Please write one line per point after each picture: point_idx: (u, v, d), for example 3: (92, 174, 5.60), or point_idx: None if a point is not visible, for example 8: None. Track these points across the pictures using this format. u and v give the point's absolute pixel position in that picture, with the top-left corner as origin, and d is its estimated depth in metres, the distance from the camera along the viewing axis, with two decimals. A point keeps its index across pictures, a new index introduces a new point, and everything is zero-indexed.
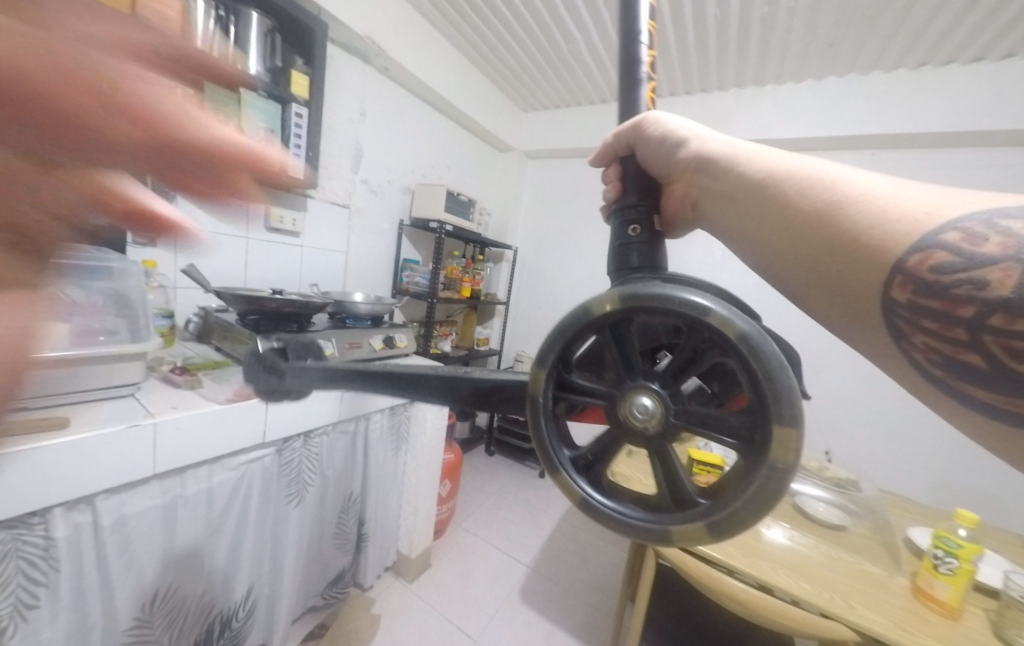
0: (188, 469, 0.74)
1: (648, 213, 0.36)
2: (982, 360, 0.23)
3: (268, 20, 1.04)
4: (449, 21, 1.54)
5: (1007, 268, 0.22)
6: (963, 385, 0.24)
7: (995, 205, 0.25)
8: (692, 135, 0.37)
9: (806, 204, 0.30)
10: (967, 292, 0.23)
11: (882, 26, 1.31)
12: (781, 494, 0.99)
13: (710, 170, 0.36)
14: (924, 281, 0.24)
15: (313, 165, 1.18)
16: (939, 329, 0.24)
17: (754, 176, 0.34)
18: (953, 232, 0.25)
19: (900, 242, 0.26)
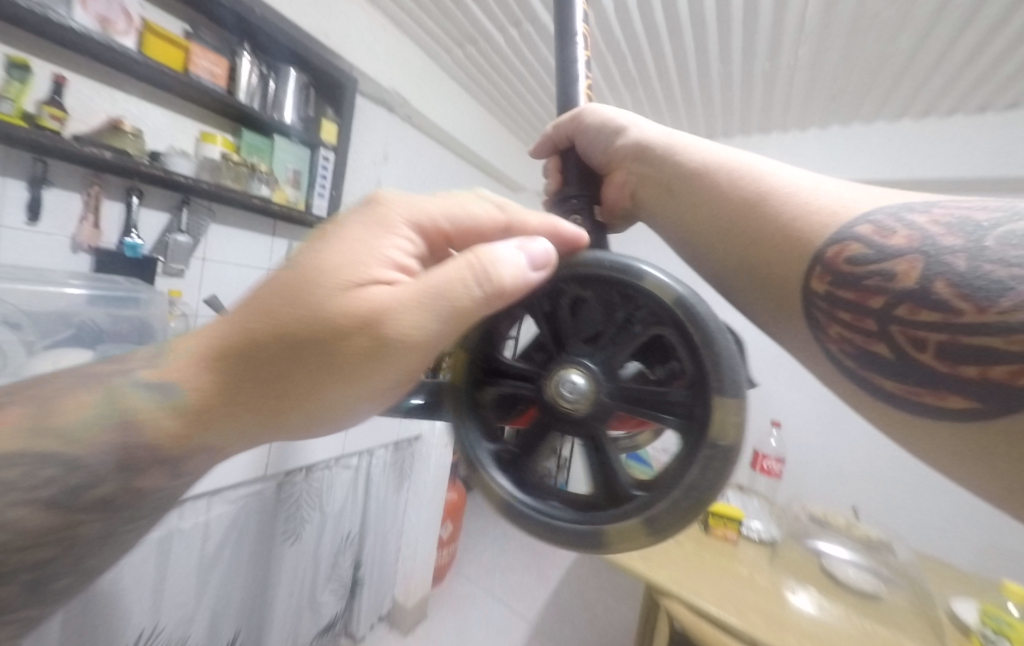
0: (188, 501, 0.73)
1: (586, 203, 0.51)
2: (889, 351, 0.27)
3: (304, 76, 1.14)
4: (468, 75, 1.66)
5: (912, 261, 0.26)
6: (873, 375, 0.28)
7: (900, 202, 0.30)
8: (632, 129, 0.51)
9: (731, 194, 0.39)
10: (878, 283, 0.27)
11: (883, 80, 1.36)
12: (806, 555, 0.92)
13: (644, 157, 0.49)
14: (840, 273, 0.29)
15: (335, 204, 1.25)
16: (852, 320, 0.28)
17: (684, 162, 0.45)
18: (866, 226, 0.29)
19: (823, 231, 0.31)
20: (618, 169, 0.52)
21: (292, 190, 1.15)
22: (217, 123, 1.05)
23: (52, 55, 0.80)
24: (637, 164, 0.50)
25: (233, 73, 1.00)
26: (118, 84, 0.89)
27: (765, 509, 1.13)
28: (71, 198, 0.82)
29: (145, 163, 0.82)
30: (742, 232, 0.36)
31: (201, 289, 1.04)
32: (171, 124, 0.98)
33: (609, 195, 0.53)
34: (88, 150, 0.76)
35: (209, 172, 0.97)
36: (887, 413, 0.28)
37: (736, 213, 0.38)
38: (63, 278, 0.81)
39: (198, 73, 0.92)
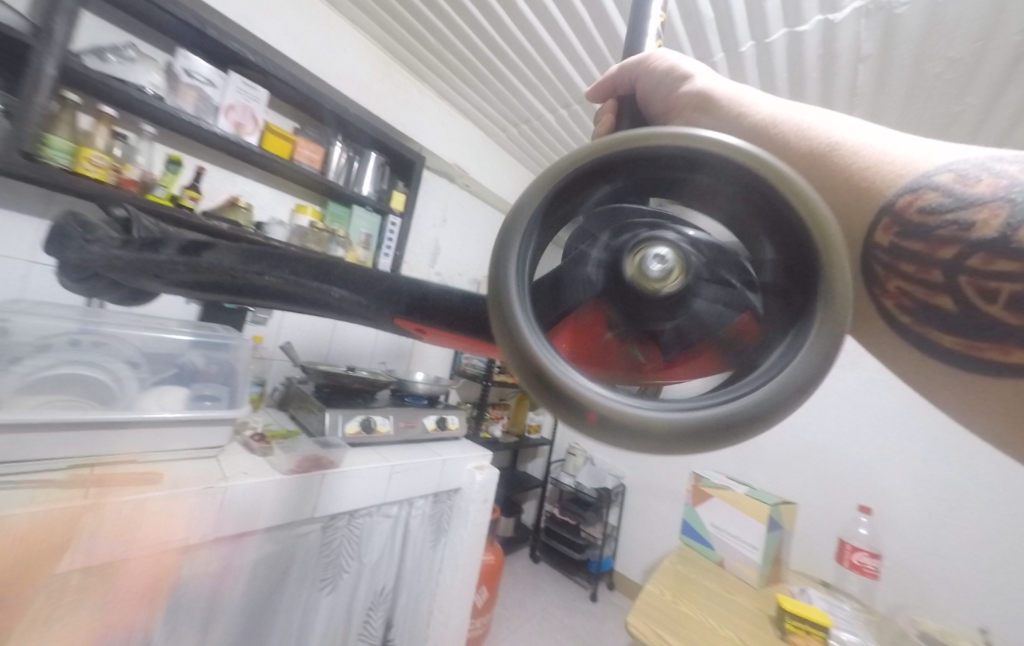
0: (242, 538, 0.77)
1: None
2: (952, 303, 0.22)
3: (381, 156, 1.34)
4: (522, 149, 1.83)
5: (995, 207, 0.22)
6: (926, 330, 0.24)
7: (988, 151, 0.24)
8: (696, 70, 0.34)
9: (798, 147, 0.28)
10: (952, 232, 0.22)
11: (955, 134, 1.29)
12: None
13: (709, 111, 0.33)
14: (908, 222, 0.24)
15: (398, 261, 1.38)
16: (912, 271, 0.23)
17: (757, 118, 0.31)
18: (946, 173, 0.24)
19: (893, 183, 0.25)
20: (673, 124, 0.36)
21: (363, 251, 1.30)
22: (308, 196, 1.24)
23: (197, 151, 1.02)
24: (701, 117, 0.33)
25: (325, 159, 1.20)
26: (239, 169, 1.10)
27: (858, 617, 0.93)
28: None
29: (250, 231, 0.99)
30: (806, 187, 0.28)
31: (278, 335, 1.20)
32: (275, 199, 1.18)
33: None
34: (212, 222, 0.94)
35: (298, 237, 1.14)
36: (939, 374, 0.26)
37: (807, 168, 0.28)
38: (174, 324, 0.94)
39: (300, 159, 1.12)
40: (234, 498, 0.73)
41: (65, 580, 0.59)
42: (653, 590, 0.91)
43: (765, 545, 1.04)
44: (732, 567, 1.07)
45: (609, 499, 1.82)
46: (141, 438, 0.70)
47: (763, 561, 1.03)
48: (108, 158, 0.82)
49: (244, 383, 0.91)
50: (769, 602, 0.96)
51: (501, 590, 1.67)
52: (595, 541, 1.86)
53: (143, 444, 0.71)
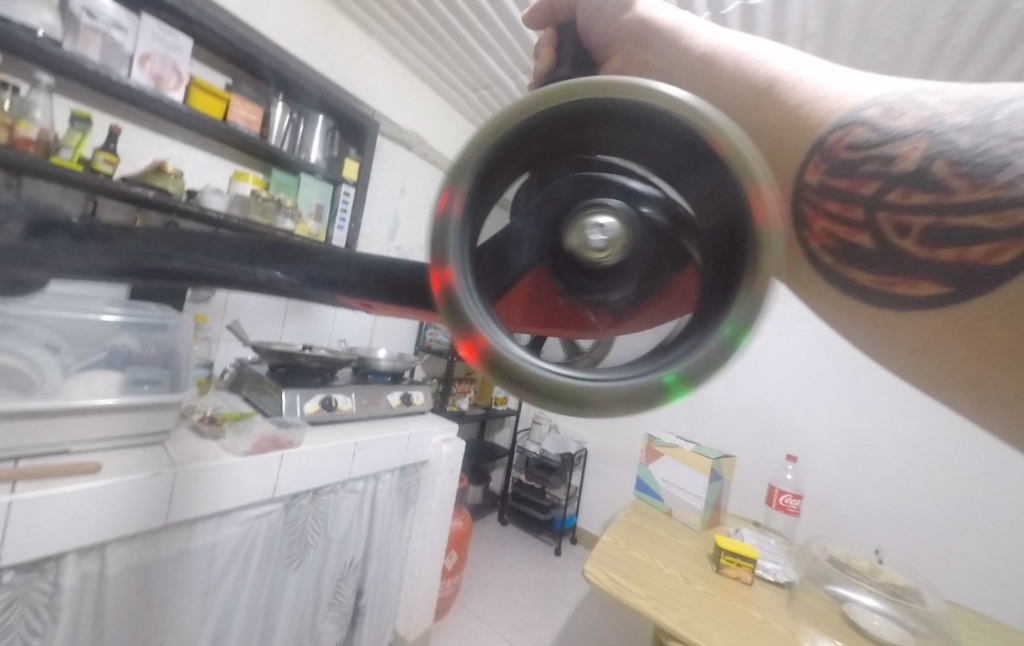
0: (197, 522, 0.75)
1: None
2: (870, 242, 0.27)
3: (330, 120, 1.25)
4: (483, 116, 1.76)
5: (918, 140, 0.26)
6: (847, 274, 0.28)
7: (907, 86, 0.29)
8: (640, 3, 0.40)
9: (740, 82, 0.34)
10: (877, 167, 0.26)
11: None
12: (826, 599, 0.86)
13: (646, 42, 0.39)
14: (837, 158, 0.28)
15: (354, 234, 1.33)
16: (836, 209, 0.28)
17: (701, 53, 0.37)
18: (875, 108, 0.28)
19: (827, 120, 0.30)
20: (613, 54, 0.42)
21: (314, 223, 1.23)
22: (250, 162, 1.14)
23: (110, 107, 0.90)
24: (641, 47, 0.40)
25: (266, 119, 1.10)
26: (164, 129, 0.98)
27: (782, 549, 1.07)
28: None
29: (182, 200, 0.91)
30: (744, 112, 0.33)
31: (224, 315, 1.15)
32: (209, 165, 1.07)
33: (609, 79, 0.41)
34: (134, 189, 0.85)
35: (240, 207, 1.05)
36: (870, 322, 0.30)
37: (746, 100, 0.33)
38: (103, 305, 0.87)
39: (235, 120, 1.02)
40: (185, 484, 0.70)
41: None
42: (609, 540, 0.99)
43: (707, 494, 1.15)
44: (679, 516, 1.19)
45: (571, 462, 1.93)
46: (72, 428, 0.65)
47: (705, 508, 1.15)
48: None
49: (187, 364, 0.87)
50: (709, 543, 1.08)
51: (470, 552, 1.75)
52: (558, 502, 1.98)
53: (74, 434, 0.66)
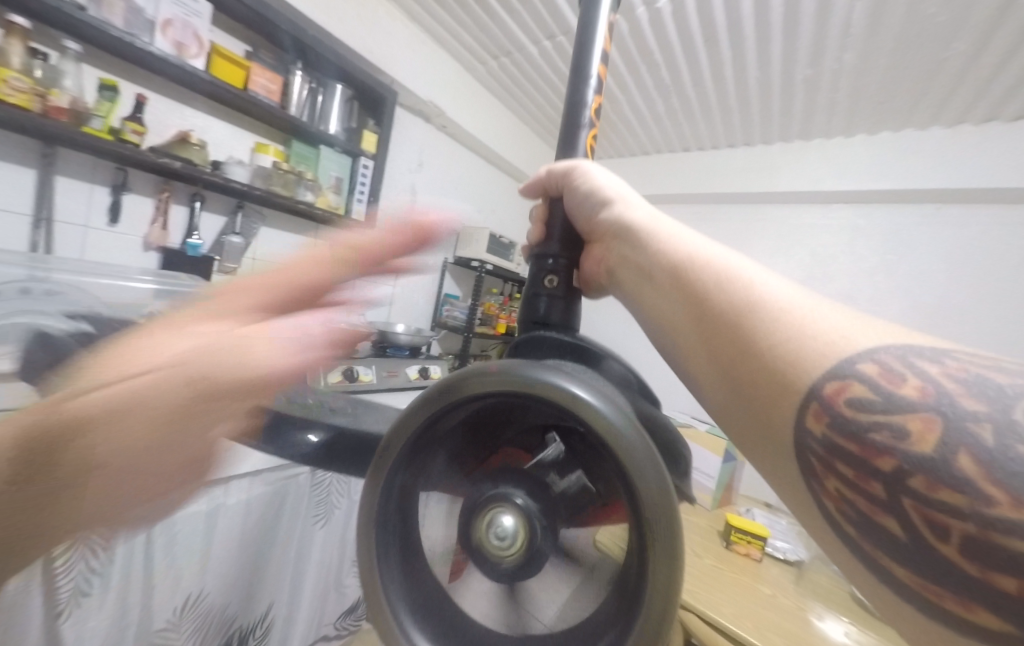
0: (232, 479, 0.80)
1: (566, 267, 0.44)
2: (901, 530, 0.19)
3: (348, 90, 1.23)
4: (503, 88, 1.71)
5: (928, 418, 0.19)
6: (875, 552, 0.20)
7: (905, 339, 0.22)
8: (616, 199, 0.42)
9: (709, 300, 0.29)
10: (887, 441, 0.19)
11: (936, 84, 1.29)
12: (835, 579, 0.86)
13: (625, 237, 0.39)
14: (834, 414, 0.21)
15: (373, 209, 1.32)
16: (851, 475, 0.20)
17: (677, 258, 0.34)
18: (869, 363, 0.21)
19: (817, 365, 0.23)
20: (596, 242, 0.43)
21: (334, 196, 1.24)
22: (270, 134, 1.14)
23: (136, 77, 0.91)
24: (619, 242, 0.40)
25: (286, 89, 1.09)
26: (187, 100, 0.99)
27: (793, 530, 1.08)
28: (145, 202, 0.97)
29: (207, 171, 0.93)
30: (713, 340, 0.28)
31: None
32: (231, 136, 1.08)
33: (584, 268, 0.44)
34: (161, 160, 0.87)
35: (262, 179, 1.06)
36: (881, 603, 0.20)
37: (723, 324, 0.27)
38: (136, 273, 0.92)
39: (255, 90, 1.01)
40: None
41: None
42: None
43: (719, 474, 1.16)
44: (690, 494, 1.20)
45: None
46: None
47: (716, 488, 1.16)
48: (29, 81, 0.72)
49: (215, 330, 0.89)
50: (720, 520, 1.10)
51: None
52: None
53: None
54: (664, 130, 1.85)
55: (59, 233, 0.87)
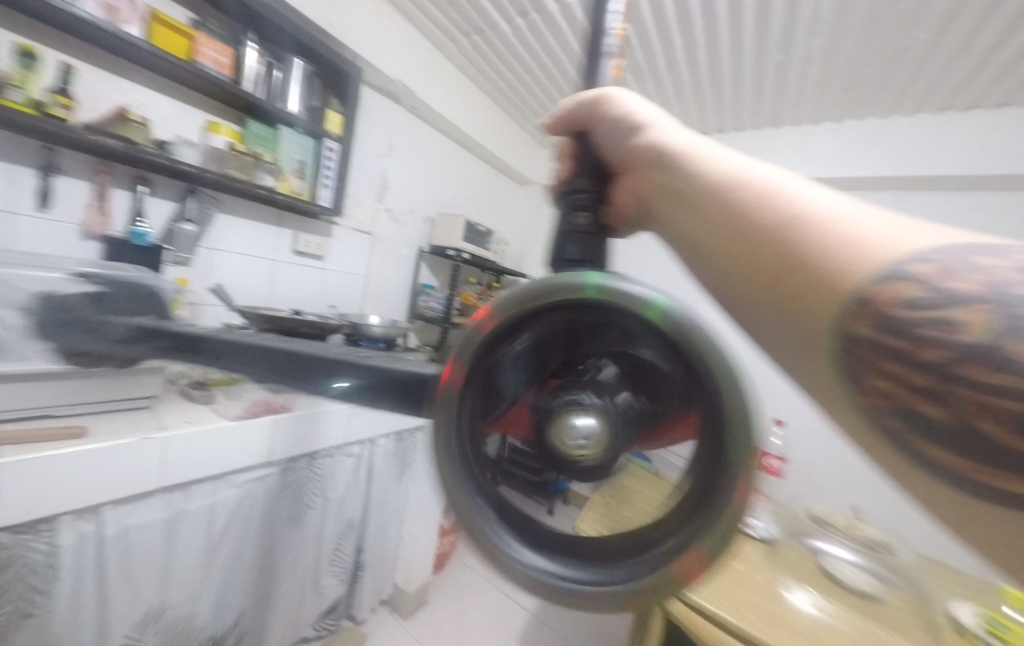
0: (193, 484, 0.75)
1: (596, 203, 0.35)
2: (946, 417, 0.18)
3: (309, 65, 1.14)
4: (476, 68, 1.65)
5: (985, 312, 0.18)
6: (907, 438, 0.19)
7: (958, 241, 0.21)
8: (648, 121, 0.36)
9: (744, 212, 0.27)
10: (941, 334, 0.18)
11: (899, 72, 1.32)
12: (804, 552, 0.90)
13: (656, 162, 0.34)
14: (885, 315, 0.20)
15: (340, 194, 1.25)
16: (901, 374, 0.19)
17: (711, 177, 0.31)
18: (924, 263, 0.20)
19: (866, 269, 0.21)
20: (625, 170, 0.37)
21: (297, 181, 1.16)
22: (222, 112, 1.06)
23: (61, 43, 0.81)
24: (652, 168, 0.34)
25: (238, 62, 1.00)
26: (124, 72, 0.89)
27: (765, 507, 1.12)
28: (81, 186, 0.87)
29: (151, 151, 0.85)
30: (751, 253, 0.26)
31: (206, 278, 1.10)
32: (179, 113, 0.99)
33: (616, 197, 0.37)
34: (96, 138, 0.78)
35: (215, 161, 0.99)
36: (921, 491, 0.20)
37: (766, 236, 0.25)
38: (74, 264, 0.83)
39: (203, 62, 0.93)
40: (177, 447, 0.70)
41: None
42: None
43: None
44: None
45: None
46: (52, 392, 0.63)
47: None
48: None
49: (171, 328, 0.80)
50: None
51: None
52: None
53: (54, 398, 0.64)
54: None
55: None
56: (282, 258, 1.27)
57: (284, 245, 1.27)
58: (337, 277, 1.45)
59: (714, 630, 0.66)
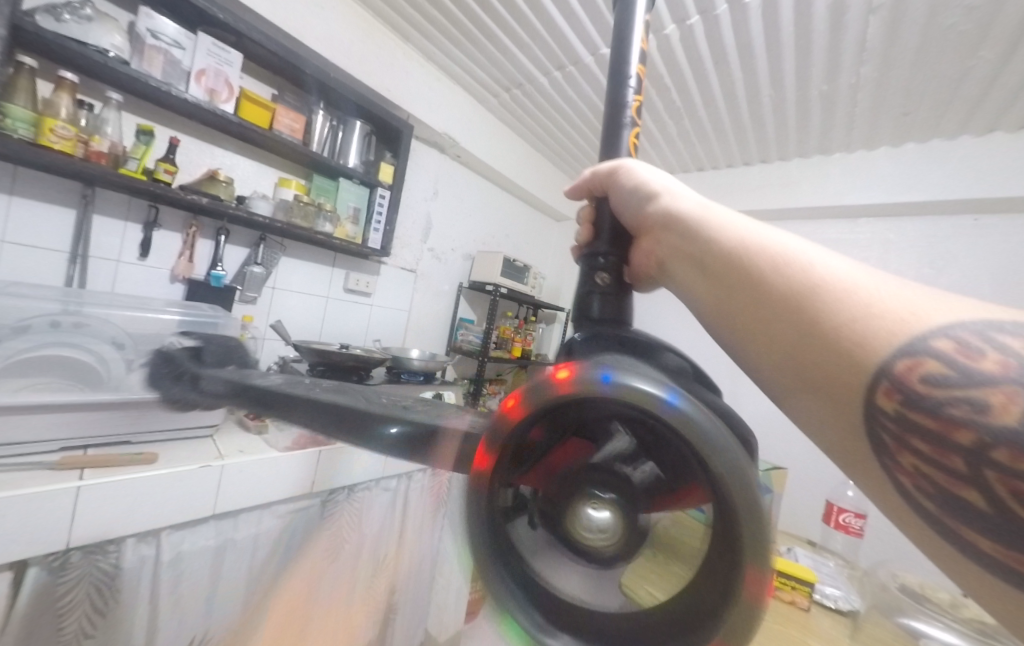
0: (242, 512, 0.79)
1: (617, 263, 0.40)
2: (985, 502, 0.19)
3: (367, 125, 1.28)
4: (516, 118, 1.76)
5: (1010, 392, 0.19)
6: (957, 526, 0.20)
7: (985, 313, 0.22)
8: (660, 187, 0.39)
9: (763, 284, 0.28)
10: (966, 415, 0.19)
11: (963, 93, 1.25)
12: (896, 632, 0.76)
13: (671, 226, 0.36)
14: (908, 391, 0.21)
15: (389, 237, 1.35)
16: (929, 452, 0.20)
17: (724, 241, 0.32)
18: (944, 340, 0.21)
19: (887, 344, 0.22)
20: (641, 233, 0.40)
21: (352, 226, 1.27)
22: (292, 169, 1.20)
23: (171, 121, 0.97)
24: (663, 228, 0.37)
25: (308, 127, 1.14)
26: (216, 141, 1.05)
27: (842, 572, 0.97)
28: (173, 238, 1.01)
29: (232, 206, 0.97)
30: (772, 325, 0.26)
31: (269, 314, 1.21)
32: (256, 172, 1.13)
33: (634, 260, 0.40)
34: (190, 197, 0.91)
35: (284, 211, 1.11)
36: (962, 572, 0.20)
37: (784, 307, 0.26)
38: (162, 305, 0.95)
39: (280, 129, 1.07)
40: (232, 475, 0.74)
41: (66, 558, 0.60)
42: None
43: None
44: None
45: None
46: (133, 419, 0.71)
47: None
48: (74, 128, 0.77)
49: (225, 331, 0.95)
50: None
51: None
52: None
53: (133, 425, 0.71)
54: (678, 151, 1.85)
55: (92, 268, 0.92)
56: (334, 296, 1.37)
57: (337, 285, 1.37)
58: (383, 313, 1.53)
59: None
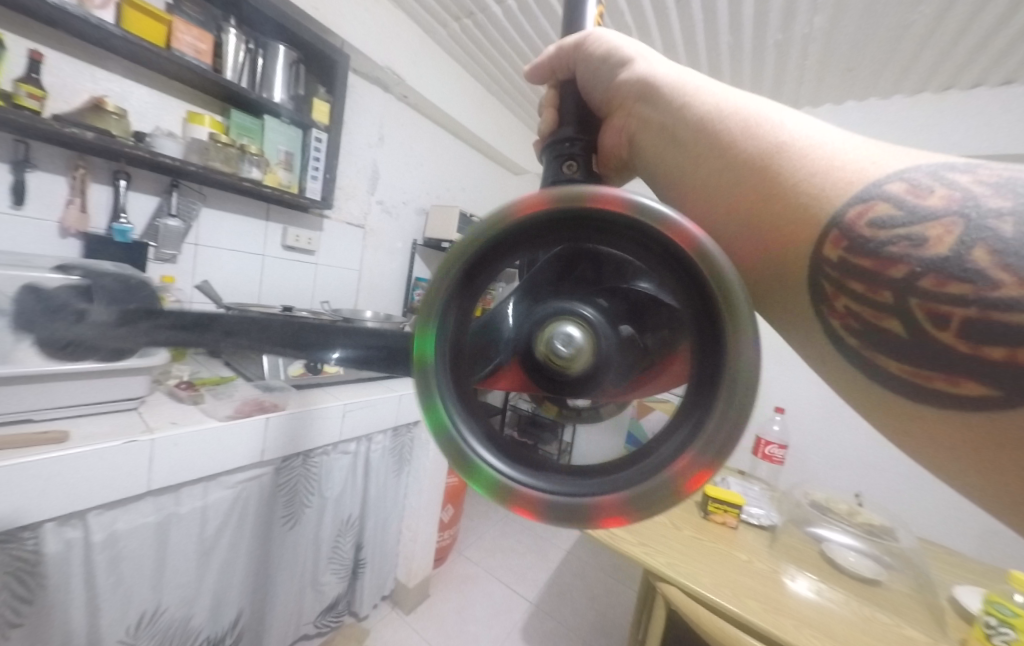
0: (183, 486, 0.73)
1: (586, 151, 0.32)
2: (902, 329, 0.21)
3: (293, 51, 1.10)
4: (467, 52, 1.59)
5: (949, 223, 0.21)
6: (872, 355, 0.23)
7: (937, 157, 0.24)
8: (637, 56, 0.36)
9: (736, 150, 0.29)
10: (903, 250, 0.22)
11: (903, 49, 1.29)
12: (807, 540, 0.89)
13: (647, 97, 0.35)
14: (853, 236, 0.23)
15: (329, 186, 1.22)
16: (863, 291, 0.22)
17: (699, 111, 0.32)
18: (898, 183, 0.23)
19: (839, 196, 0.24)
20: (614, 111, 0.38)
21: (284, 173, 1.13)
22: (205, 102, 1.02)
23: (25, 29, 0.77)
24: (640, 104, 0.35)
25: (218, 49, 0.96)
26: (98, 60, 0.86)
27: (765, 495, 1.11)
28: (56, 181, 0.84)
29: (129, 142, 0.81)
30: (740, 190, 0.28)
31: (194, 275, 1.07)
32: (156, 104, 0.95)
33: (603, 140, 0.38)
34: (69, 130, 0.74)
35: (198, 153, 0.94)
36: (885, 409, 0.24)
37: (752, 168, 0.28)
38: (52, 264, 0.80)
39: (181, 49, 0.88)
40: (165, 450, 0.68)
41: None
42: None
43: None
44: None
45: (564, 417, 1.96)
46: (29, 397, 0.61)
47: None
48: None
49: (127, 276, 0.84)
50: None
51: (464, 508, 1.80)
52: None
53: (30, 403, 0.62)
54: None
55: None
56: (271, 254, 1.24)
57: (273, 241, 1.24)
58: (330, 271, 1.43)
59: (718, 618, 0.65)
